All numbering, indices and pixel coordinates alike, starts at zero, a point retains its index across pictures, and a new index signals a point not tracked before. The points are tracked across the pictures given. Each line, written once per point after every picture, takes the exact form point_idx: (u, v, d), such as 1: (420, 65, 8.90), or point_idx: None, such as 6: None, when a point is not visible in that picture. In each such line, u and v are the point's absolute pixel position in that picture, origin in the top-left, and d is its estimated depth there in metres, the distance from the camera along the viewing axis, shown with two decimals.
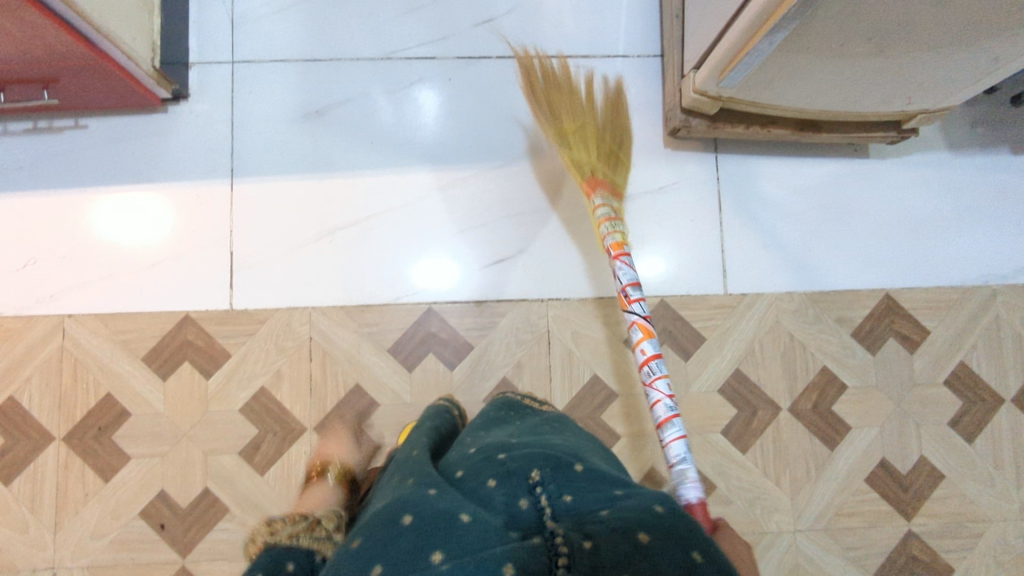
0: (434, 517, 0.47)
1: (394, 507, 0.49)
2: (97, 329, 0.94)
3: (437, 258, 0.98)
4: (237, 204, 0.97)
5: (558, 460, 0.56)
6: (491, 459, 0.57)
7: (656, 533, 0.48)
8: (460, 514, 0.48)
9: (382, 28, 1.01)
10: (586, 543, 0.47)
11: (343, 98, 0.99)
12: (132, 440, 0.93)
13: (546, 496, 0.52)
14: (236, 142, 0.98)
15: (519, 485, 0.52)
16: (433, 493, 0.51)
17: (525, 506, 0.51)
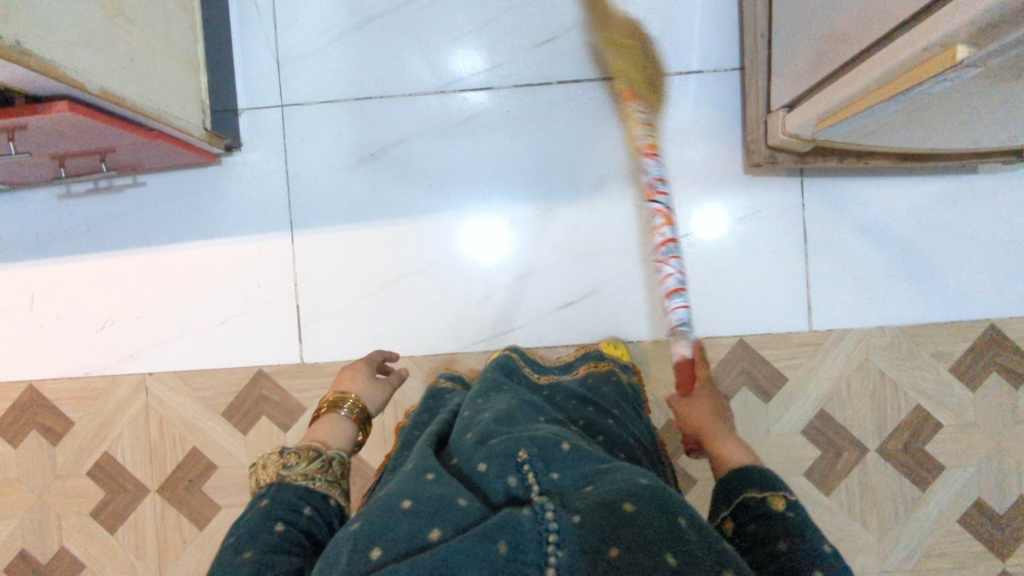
0: (429, 505, 0.47)
1: (389, 500, 0.49)
2: (177, 387, 0.96)
3: (473, 224, 0.95)
4: (298, 256, 0.95)
5: (552, 442, 0.55)
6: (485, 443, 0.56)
7: (644, 503, 0.46)
8: (456, 499, 0.48)
9: (434, 59, 0.94)
10: (572, 518, 0.45)
11: (398, 139, 0.95)
12: (221, 491, 0.96)
13: (534, 474, 0.51)
14: (292, 191, 0.95)
15: (507, 462, 0.52)
16: (433, 483, 0.50)
17: (514, 485, 0.50)
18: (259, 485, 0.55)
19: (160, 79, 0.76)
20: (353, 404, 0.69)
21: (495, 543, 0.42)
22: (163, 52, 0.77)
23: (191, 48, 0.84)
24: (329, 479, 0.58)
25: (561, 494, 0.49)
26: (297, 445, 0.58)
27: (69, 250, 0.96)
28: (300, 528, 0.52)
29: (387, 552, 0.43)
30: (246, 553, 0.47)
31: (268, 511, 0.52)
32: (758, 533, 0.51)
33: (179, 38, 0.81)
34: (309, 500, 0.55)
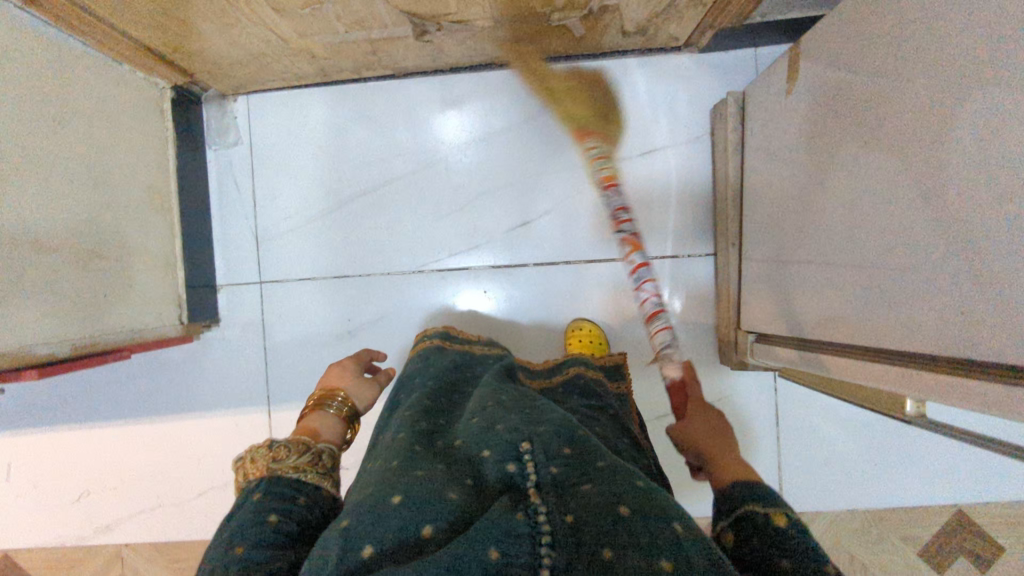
0: (422, 499, 0.39)
1: (374, 493, 0.40)
2: (154, 557, 0.97)
3: (479, 301, 0.95)
4: (275, 430, 0.96)
5: (560, 435, 0.46)
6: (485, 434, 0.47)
7: (645, 504, 0.38)
8: (445, 492, 0.40)
9: (412, 238, 0.95)
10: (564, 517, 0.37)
11: (375, 317, 0.95)
12: None
13: (533, 471, 0.42)
14: (270, 364, 0.96)
15: (508, 449, 0.44)
16: (420, 475, 0.42)
17: (510, 472, 0.43)
18: (246, 484, 0.46)
19: (135, 298, 0.78)
20: (342, 399, 0.61)
21: (486, 547, 0.34)
22: (137, 270, 0.79)
23: (168, 248, 0.85)
24: (322, 472, 0.49)
25: (556, 489, 0.41)
26: (287, 437, 0.50)
27: (42, 422, 0.96)
28: (294, 518, 0.43)
29: (376, 549, 0.36)
30: (237, 547, 0.39)
31: (259, 503, 0.43)
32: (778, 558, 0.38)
33: (155, 242, 0.82)
34: (304, 493, 0.46)
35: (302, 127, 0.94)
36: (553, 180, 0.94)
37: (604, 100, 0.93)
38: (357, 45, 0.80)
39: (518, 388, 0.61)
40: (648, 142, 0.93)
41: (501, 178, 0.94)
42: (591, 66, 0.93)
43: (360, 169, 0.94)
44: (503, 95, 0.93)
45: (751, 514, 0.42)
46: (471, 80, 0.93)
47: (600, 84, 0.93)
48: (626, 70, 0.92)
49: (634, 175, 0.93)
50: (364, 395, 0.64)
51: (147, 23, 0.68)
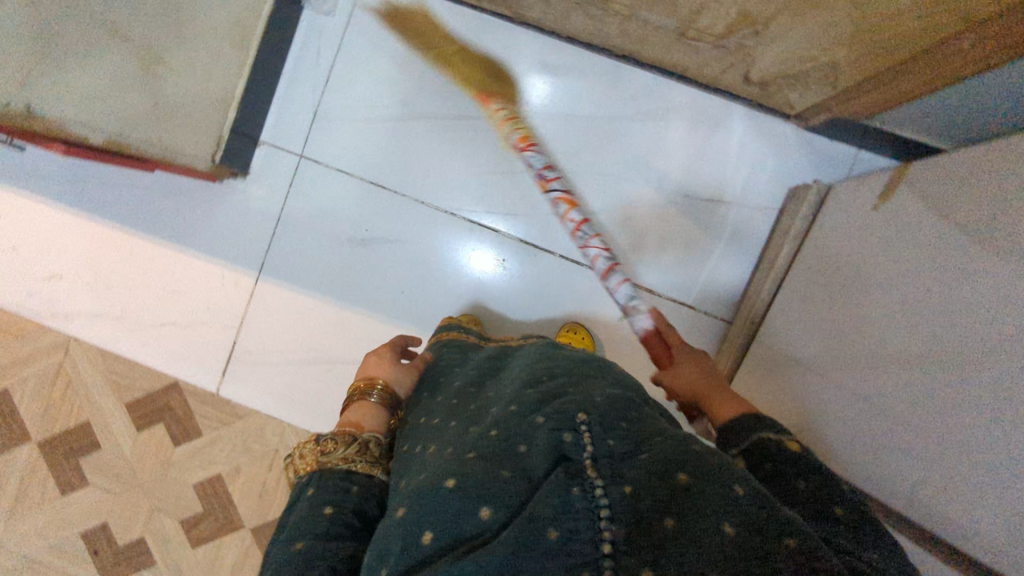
0: (472, 482, 0.41)
1: (428, 479, 0.44)
2: (97, 360, 0.98)
3: (495, 264, 0.94)
4: (256, 298, 0.96)
5: (621, 410, 0.48)
6: (537, 402, 0.49)
7: (702, 474, 0.40)
8: (497, 471, 0.42)
9: (459, 179, 0.94)
10: (624, 489, 0.40)
11: (392, 236, 0.95)
12: (96, 470, 0.98)
13: (591, 436, 0.44)
14: (277, 237, 0.95)
15: (563, 419, 0.45)
16: (470, 456, 0.44)
17: (567, 441, 0.43)
18: (302, 475, 0.53)
19: (186, 119, 0.76)
20: (384, 387, 0.61)
21: (545, 529, 0.37)
22: (197, 95, 0.77)
23: (233, 84, 0.82)
24: (370, 459, 0.55)
25: (613, 461, 0.42)
26: (333, 430, 0.55)
27: (43, 193, 0.95)
28: (349, 508, 0.50)
29: (434, 540, 0.40)
30: (298, 543, 0.47)
31: (314, 497, 0.50)
32: (800, 481, 0.44)
33: (222, 75, 0.80)
34: (354, 482, 0.52)
35: (403, 28, 0.92)
36: (615, 188, 0.92)
37: (696, 131, 0.91)
38: None
39: (576, 356, 0.62)
40: (718, 191, 0.91)
41: (568, 163, 0.92)
42: (698, 94, 0.90)
43: (440, 92, 0.93)
44: (604, 86, 0.91)
45: (766, 447, 0.47)
46: (582, 58, 0.91)
47: (699, 117, 0.91)
48: (729, 115, 0.90)
49: (689, 215, 0.92)
50: (404, 382, 0.64)
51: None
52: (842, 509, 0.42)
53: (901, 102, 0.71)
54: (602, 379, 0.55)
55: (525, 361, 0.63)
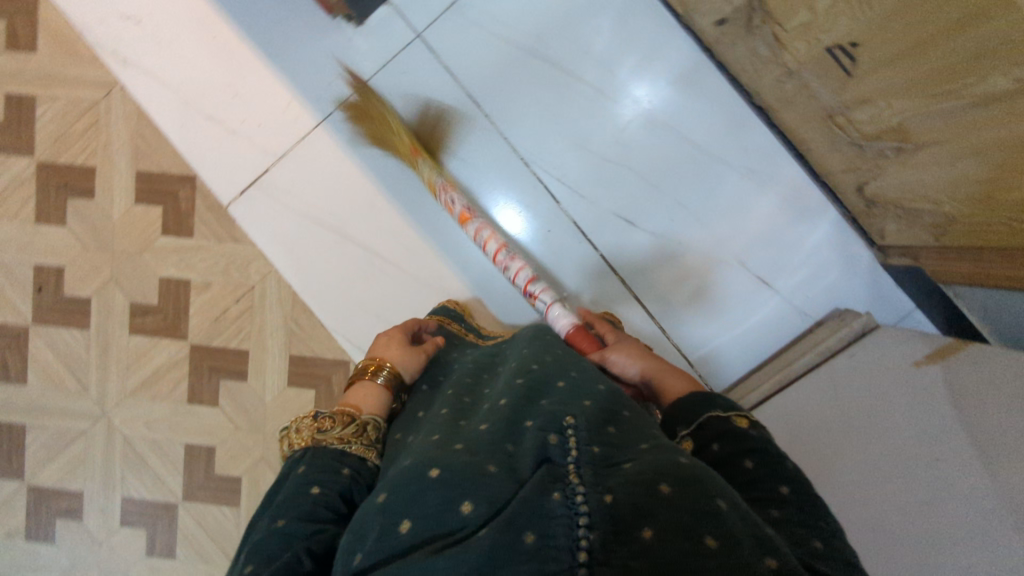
0: (454, 474, 0.43)
1: (415, 466, 0.45)
2: (130, 118, 0.94)
3: (539, 232, 0.91)
4: (306, 142, 0.92)
5: (604, 423, 0.50)
6: (526, 407, 0.53)
7: (683, 487, 0.42)
8: (482, 467, 0.44)
9: (549, 137, 0.91)
10: (605, 497, 0.41)
11: (460, 153, 0.91)
12: (78, 217, 0.95)
13: (576, 441, 0.46)
14: (355, 98, 0.91)
15: (551, 423, 0.48)
16: (458, 452, 0.47)
17: (551, 443, 0.45)
18: (296, 450, 0.56)
19: None
20: (388, 371, 0.66)
21: (523, 531, 0.38)
22: None
23: None
24: (365, 443, 0.59)
25: (598, 464, 0.44)
26: (332, 410, 0.59)
27: None
28: (337, 491, 0.51)
29: (412, 528, 0.40)
30: (280, 520, 0.48)
31: (306, 475, 0.52)
32: (782, 488, 0.47)
33: None
34: (346, 463, 0.55)
35: None
36: (684, 224, 0.90)
37: (785, 212, 0.89)
38: None
39: (574, 362, 0.65)
40: (773, 275, 0.90)
41: (654, 178, 0.90)
42: (807, 179, 0.88)
43: (576, 46, 0.89)
44: (725, 126, 0.88)
45: (709, 424, 0.54)
46: (718, 87, 0.88)
47: (795, 201, 0.89)
48: (823, 214, 0.88)
49: (736, 283, 0.90)
50: (410, 362, 0.69)
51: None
52: (786, 490, 0.47)
53: (997, 286, 0.69)
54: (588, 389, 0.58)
55: (523, 362, 0.66)
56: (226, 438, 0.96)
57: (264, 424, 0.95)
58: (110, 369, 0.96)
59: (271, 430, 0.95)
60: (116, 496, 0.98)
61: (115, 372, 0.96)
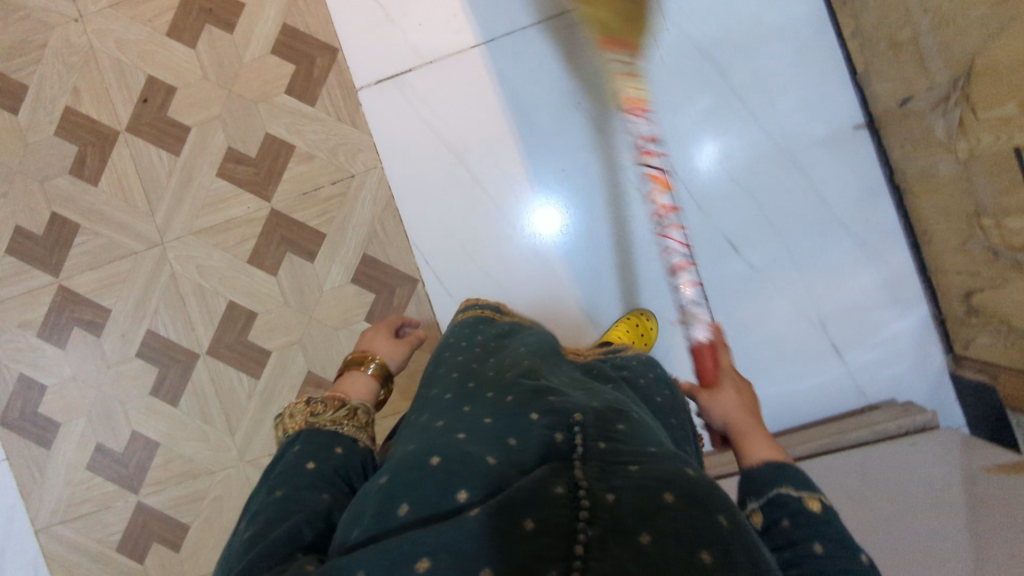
0: (451, 460, 0.39)
1: (410, 452, 0.41)
2: None
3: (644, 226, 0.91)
4: (457, 57, 0.91)
5: (612, 419, 0.46)
6: (533, 396, 0.47)
7: (691, 502, 0.36)
8: (480, 456, 0.39)
9: (687, 138, 0.90)
10: (608, 496, 0.36)
11: (598, 123, 0.90)
12: (209, 46, 0.93)
13: (584, 438, 0.42)
14: (520, 33, 0.90)
15: (561, 418, 0.44)
16: (456, 437, 0.42)
17: (556, 438, 0.42)
18: (288, 434, 0.55)
19: None
20: (376, 362, 0.67)
21: (521, 517, 0.34)
22: None
23: None
24: (360, 424, 0.57)
25: (603, 464, 0.40)
26: (324, 394, 0.58)
27: None
28: (331, 468, 0.49)
29: (411, 511, 0.36)
30: (277, 493, 0.46)
31: (303, 453, 0.51)
32: (817, 544, 0.39)
33: None
34: (339, 441, 0.53)
35: None
36: (784, 268, 0.90)
37: (881, 293, 0.89)
38: (908, 24, 0.74)
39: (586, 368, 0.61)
40: (847, 347, 0.91)
41: (771, 214, 0.90)
42: (913, 269, 0.89)
43: (749, 64, 0.89)
44: (855, 192, 0.89)
45: (785, 500, 0.42)
46: (864, 153, 0.88)
47: (893, 286, 0.89)
48: (914, 307, 0.89)
49: (811, 341, 0.91)
50: (394, 355, 0.71)
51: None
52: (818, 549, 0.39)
53: None
54: (598, 390, 0.53)
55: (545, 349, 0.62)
56: (270, 310, 0.94)
57: (312, 309, 0.94)
58: (184, 203, 0.94)
59: (318, 316, 0.94)
60: (141, 327, 0.95)
61: (187, 207, 0.94)
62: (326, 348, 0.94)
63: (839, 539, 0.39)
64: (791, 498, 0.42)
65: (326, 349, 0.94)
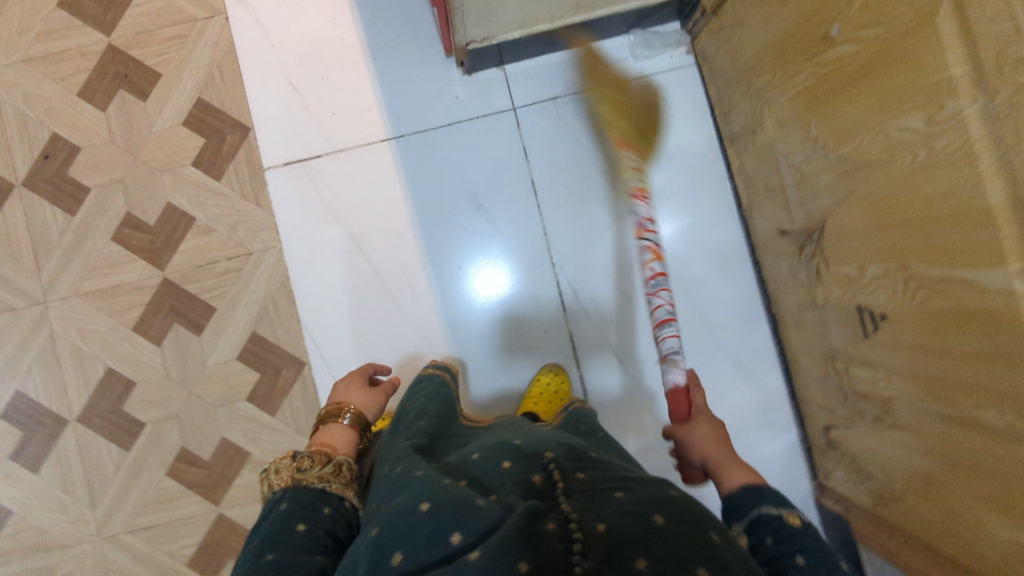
0: (442, 504, 0.43)
1: (406, 498, 0.45)
2: (217, 48, 0.93)
3: (536, 329, 0.93)
4: (368, 149, 0.93)
5: (581, 459, 0.51)
6: (500, 449, 0.53)
7: (676, 519, 0.42)
8: (470, 499, 0.43)
9: (583, 249, 0.93)
10: (598, 526, 0.41)
11: (499, 225, 0.93)
12: (119, 111, 0.93)
13: (561, 473, 0.47)
14: (432, 132, 0.93)
15: (533, 462, 0.49)
16: (443, 481, 0.47)
17: (537, 480, 0.47)
18: (275, 490, 0.57)
19: (502, 7, 0.76)
20: (352, 413, 0.70)
21: (516, 559, 0.37)
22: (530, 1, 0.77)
23: (546, 19, 0.83)
24: (345, 482, 0.60)
25: (588, 495, 0.45)
26: (310, 448, 0.61)
27: None
28: (320, 526, 0.53)
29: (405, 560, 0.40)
30: (266, 556, 0.49)
31: (288, 512, 0.54)
32: (800, 558, 0.45)
33: (553, 9, 0.81)
34: (325, 502, 0.56)
35: (676, 123, 0.93)
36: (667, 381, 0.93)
37: (754, 415, 0.93)
38: (779, 175, 0.79)
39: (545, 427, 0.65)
40: None
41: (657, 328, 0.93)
42: (783, 396, 0.92)
43: None
44: (735, 316, 0.93)
45: (769, 520, 0.48)
46: (745, 280, 0.93)
47: (766, 410, 0.93)
48: (783, 432, 0.92)
49: None
50: (370, 404, 0.74)
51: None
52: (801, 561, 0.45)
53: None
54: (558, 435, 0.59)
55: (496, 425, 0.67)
56: (151, 380, 0.92)
57: (194, 383, 0.92)
58: (72, 263, 0.92)
59: (199, 391, 0.92)
60: (10, 387, 0.92)
61: (75, 268, 0.92)
62: (205, 423, 0.92)
63: (823, 553, 0.45)
64: (775, 517, 0.48)
65: (203, 425, 0.92)
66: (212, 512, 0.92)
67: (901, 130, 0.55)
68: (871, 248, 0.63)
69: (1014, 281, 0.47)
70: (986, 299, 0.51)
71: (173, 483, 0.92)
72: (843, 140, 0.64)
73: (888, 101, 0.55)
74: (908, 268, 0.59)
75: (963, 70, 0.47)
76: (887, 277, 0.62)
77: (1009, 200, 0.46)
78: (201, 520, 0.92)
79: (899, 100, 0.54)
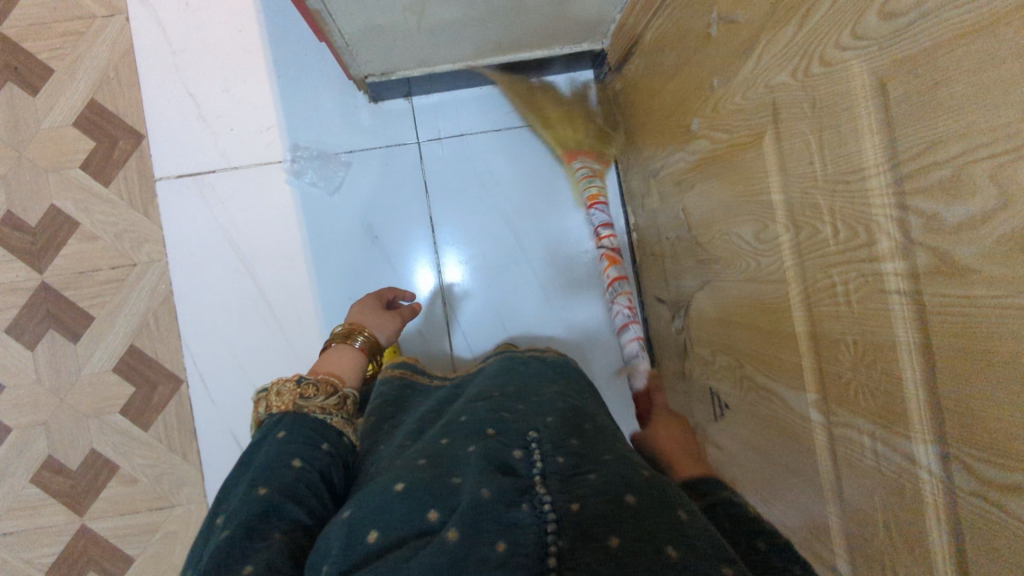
0: (421, 483, 0.38)
1: (384, 480, 0.40)
2: (113, 50, 0.90)
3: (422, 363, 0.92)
4: (264, 169, 0.91)
5: (574, 428, 0.46)
6: (489, 415, 0.47)
7: (650, 497, 0.36)
8: (450, 477, 0.38)
9: (476, 286, 0.93)
10: (572, 506, 0.35)
11: (392, 256, 0.92)
12: (6, 106, 0.89)
13: (541, 455, 0.40)
14: (332, 158, 0.91)
15: (512, 441, 0.42)
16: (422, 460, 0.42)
17: (512, 459, 0.40)
18: (274, 412, 0.51)
19: (390, 47, 0.75)
20: (363, 337, 0.67)
21: (493, 540, 0.32)
22: (419, 44, 0.76)
23: (444, 60, 0.83)
24: (345, 418, 0.55)
25: (562, 475, 0.38)
26: (315, 377, 0.55)
27: None
28: (317, 466, 0.46)
29: (382, 536, 0.34)
30: (261, 488, 0.42)
31: (284, 442, 0.47)
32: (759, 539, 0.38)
33: (450, 53, 0.80)
34: (327, 437, 0.50)
35: (579, 172, 0.93)
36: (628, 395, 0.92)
37: None
38: (660, 243, 0.79)
39: (538, 382, 0.60)
40: None
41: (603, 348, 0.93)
42: None
43: (541, 229, 0.93)
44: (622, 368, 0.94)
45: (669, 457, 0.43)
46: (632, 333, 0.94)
47: None
48: None
49: None
50: (382, 325, 0.72)
51: (661, 54, 0.65)
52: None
53: None
54: (554, 396, 0.55)
55: (482, 381, 0.63)
56: (20, 385, 0.90)
57: (67, 391, 0.90)
58: None
59: (71, 399, 0.90)
60: None
61: None
62: (75, 432, 0.90)
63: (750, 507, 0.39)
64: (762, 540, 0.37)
65: (72, 434, 0.90)
66: (74, 522, 0.90)
67: (740, 238, 0.55)
68: (719, 339, 0.64)
69: (809, 409, 0.48)
70: (792, 417, 0.52)
71: (36, 491, 0.90)
72: (699, 230, 0.64)
73: (731, 206, 0.56)
74: (743, 368, 0.60)
75: (779, 199, 0.47)
76: (730, 369, 0.63)
77: (808, 332, 0.47)
78: (62, 529, 0.90)
79: (738, 208, 0.54)
